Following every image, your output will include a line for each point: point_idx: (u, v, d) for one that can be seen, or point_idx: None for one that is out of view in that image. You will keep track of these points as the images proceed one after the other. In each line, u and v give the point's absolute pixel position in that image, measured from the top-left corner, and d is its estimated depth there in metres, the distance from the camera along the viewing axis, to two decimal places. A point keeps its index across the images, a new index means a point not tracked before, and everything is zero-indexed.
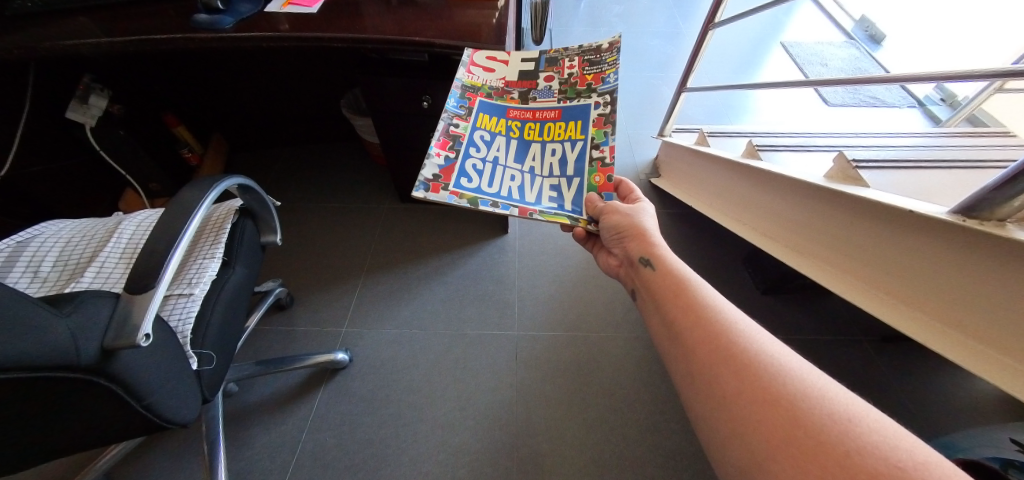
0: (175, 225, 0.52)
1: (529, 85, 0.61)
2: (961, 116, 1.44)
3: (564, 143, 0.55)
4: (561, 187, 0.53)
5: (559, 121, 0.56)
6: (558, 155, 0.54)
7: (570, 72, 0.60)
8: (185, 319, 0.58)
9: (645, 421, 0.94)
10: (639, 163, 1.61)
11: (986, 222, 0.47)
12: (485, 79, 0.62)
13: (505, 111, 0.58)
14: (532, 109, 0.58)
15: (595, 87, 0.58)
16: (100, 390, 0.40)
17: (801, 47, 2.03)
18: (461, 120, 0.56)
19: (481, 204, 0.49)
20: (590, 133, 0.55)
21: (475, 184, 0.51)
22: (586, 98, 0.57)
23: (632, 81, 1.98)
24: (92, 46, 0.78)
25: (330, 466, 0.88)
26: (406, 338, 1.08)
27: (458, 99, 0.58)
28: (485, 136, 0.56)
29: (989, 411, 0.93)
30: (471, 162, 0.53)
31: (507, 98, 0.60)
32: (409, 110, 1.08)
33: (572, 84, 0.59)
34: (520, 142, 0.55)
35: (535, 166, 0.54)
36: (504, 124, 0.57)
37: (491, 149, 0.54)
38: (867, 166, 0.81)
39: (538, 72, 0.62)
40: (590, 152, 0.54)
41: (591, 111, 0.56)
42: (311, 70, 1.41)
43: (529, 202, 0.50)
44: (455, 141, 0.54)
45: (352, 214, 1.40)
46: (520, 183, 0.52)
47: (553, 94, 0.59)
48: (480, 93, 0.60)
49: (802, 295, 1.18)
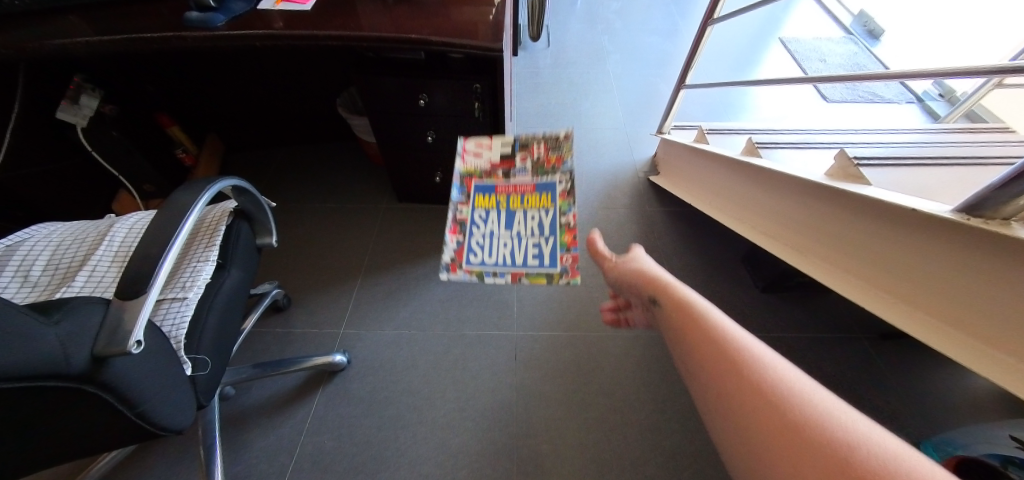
0: (168, 229, 0.50)
1: (508, 164, 0.59)
2: (960, 113, 1.44)
3: (540, 211, 0.54)
4: (542, 245, 0.52)
5: (533, 194, 0.55)
6: (538, 225, 0.53)
7: (533, 149, 0.59)
8: (179, 324, 0.56)
9: (646, 421, 0.94)
10: (638, 161, 1.60)
11: (990, 220, 0.46)
12: (474, 161, 0.60)
13: (493, 188, 0.57)
14: (513, 185, 0.57)
15: (555, 166, 0.58)
16: (91, 399, 0.38)
17: (800, 43, 2.02)
18: (462, 205, 0.56)
19: (487, 277, 0.50)
20: (556, 204, 0.55)
21: (481, 257, 0.52)
22: (552, 175, 0.57)
23: (631, 79, 1.97)
24: (81, 45, 0.76)
25: (329, 469, 0.87)
26: (406, 338, 1.07)
27: (457, 188, 0.58)
28: (481, 214, 0.55)
29: (987, 407, 0.94)
30: (476, 238, 0.54)
31: (494, 180, 0.58)
32: (406, 109, 1.06)
33: (542, 165, 0.58)
34: (507, 211, 0.55)
35: (521, 231, 0.53)
36: (494, 198, 0.56)
37: (487, 224, 0.54)
38: (868, 164, 0.80)
39: (513, 150, 0.60)
40: (558, 221, 0.53)
41: (557, 185, 0.56)
42: (308, 69, 1.40)
43: (519, 264, 0.50)
44: (460, 224, 0.55)
45: (350, 214, 1.39)
46: (510, 248, 0.52)
47: (528, 173, 0.58)
48: (469, 177, 0.59)
49: (800, 292, 1.18)
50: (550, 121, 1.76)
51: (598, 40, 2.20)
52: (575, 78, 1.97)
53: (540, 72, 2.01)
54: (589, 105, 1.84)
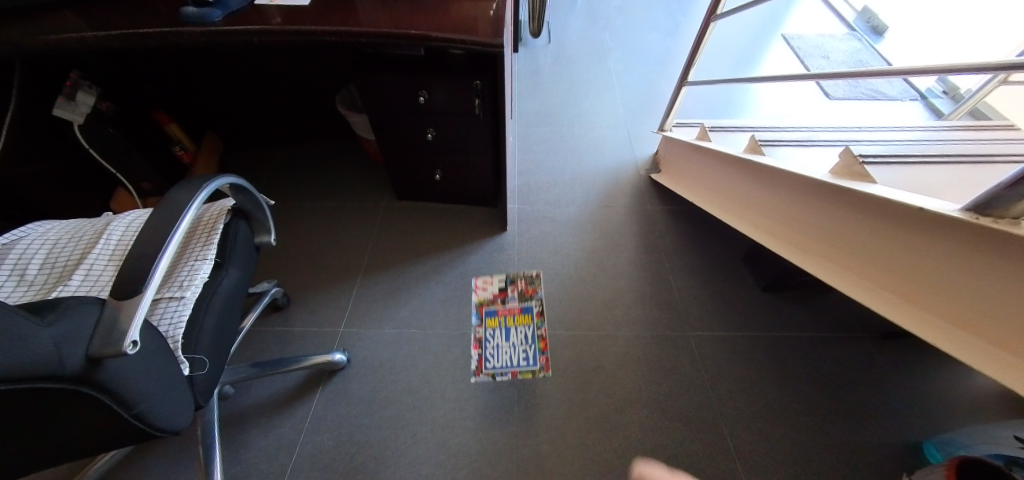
0: (163, 228, 0.50)
1: (504, 295, 1.17)
2: (964, 110, 1.43)
3: (526, 329, 1.10)
4: (529, 349, 1.06)
5: (522, 315, 1.12)
6: (526, 336, 1.08)
7: (520, 285, 1.19)
8: (176, 324, 0.56)
9: (646, 420, 0.93)
10: (638, 159, 1.60)
11: (1000, 219, 0.45)
12: (485, 293, 1.17)
13: (496, 313, 1.13)
14: (509, 309, 1.14)
15: (532, 295, 1.17)
16: (86, 401, 0.38)
17: (802, 40, 2.01)
18: (478, 326, 1.10)
19: (499, 375, 1.00)
20: (535, 321, 1.11)
21: (494, 363, 1.02)
22: (530, 300, 1.16)
23: (632, 75, 1.96)
24: (75, 40, 0.75)
25: (328, 469, 0.86)
26: (406, 337, 1.07)
27: (476, 315, 1.12)
28: (491, 333, 1.09)
29: (988, 407, 0.94)
30: (490, 350, 1.05)
31: (498, 306, 1.14)
32: (406, 106, 1.06)
33: (525, 292, 1.18)
34: (507, 329, 1.10)
35: (516, 341, 1.07)
36: (498, 322, 1.11)
37: (495, 339, 1.07)
38: (873, 162, 0.79)
39: (508, 285, 1.19)
40: (535, 334, 1.09)
41: (534, 308, 1.14)
42: (307, 66, 1.39)
43: (517, 365, 1.02)
44: (480, 342, 1.06)
45: (349, 213, 1.38)
46: (512, 354, 1.04)
47: (516, 299, 1.16)
48: (482, 305, 1.14)
49: (802, 291, 1.17)
50: (551, 119, 1.75)
51: (599, 37, 2.19)
52: (575, 76, 1.96)
53: (540, 69, 2.00)
54: (589, 102, 1.83)
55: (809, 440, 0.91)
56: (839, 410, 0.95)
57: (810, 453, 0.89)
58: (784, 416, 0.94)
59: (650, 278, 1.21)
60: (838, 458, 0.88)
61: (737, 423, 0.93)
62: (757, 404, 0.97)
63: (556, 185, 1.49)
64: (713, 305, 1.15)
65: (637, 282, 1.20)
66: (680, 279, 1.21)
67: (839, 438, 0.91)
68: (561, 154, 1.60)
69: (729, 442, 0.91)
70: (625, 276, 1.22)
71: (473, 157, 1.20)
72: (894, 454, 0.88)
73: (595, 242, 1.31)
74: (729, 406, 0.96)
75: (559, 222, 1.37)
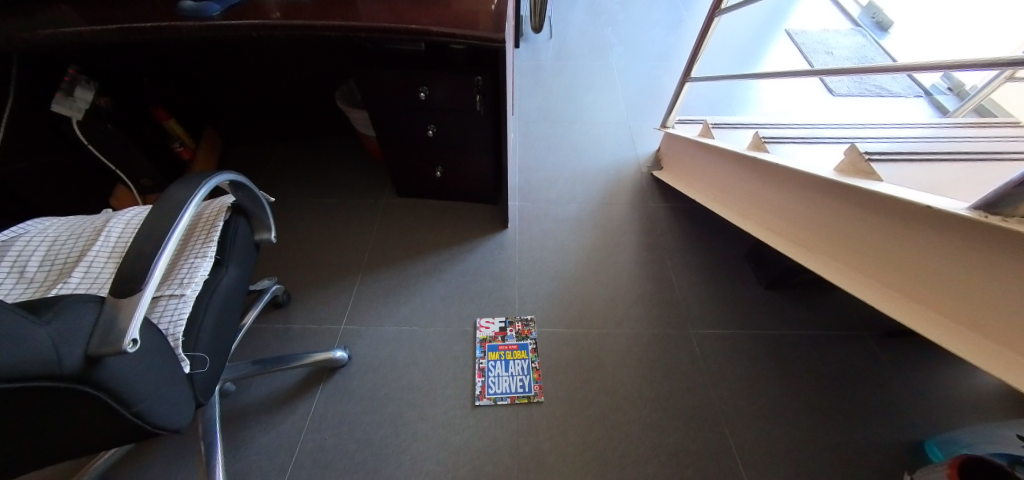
0: (162, 225, 0.49)
1: (502, 330, 1.08)
2: (969, 107, 1.42)
3: (521, 361, 1.02)
4: (524, 381, 0.99)
5: (518, 349, 1.04)
6: (522, 368, 1.01)
7: (518, 324, 1.10)
8: (176, 321, 0.55)
9: (647, 419, 0.93)
10: (640, 156, 1.59)
11: (1008, 218, 0.44)
12: (486, 332, 1.08)
13: (495, 346, 1.05)
14: (506, 343, 1.05)
15: (530, 334, 1.08)
16: (85, 400, 0.38)
17: (806, 35, 1.99)
18: (478, 357, 1.03)
19: (499, 400, 0.95)
20: (530, 355, 1.04)
21: (494, 389, 0.97)
22: (527, 337, 1.07)
23: (634, 71, 1.95)
24: (72, 34, 0.74)
25: (329, 466, 0.86)
26: (406, 335, 1.07)
27: (477, 349, 1.04)
28: (490, 364, 1.01)
29: (990, 405, 0.94)
30: (491, 377, 0.99)
31: (498, 342, 1.06)
32: (406, 102, 1.05)
33: (523, 326, 1.09)
34: (504, 361, 1.02)
35: (513, 372, 1.00)
36: (496, 355, 1.03)
37: (494, 370, 1.00)
38: (878, 159, 0.78)
39: (507, 316, 1.11)
40: (531, 366, 1.02)
41: (529, 343, 1.06)
42: (306, 61, 1.38)
43: (512, 392, 0.97)
44: (483, 370, 1.00)
45: (350, 210, 1.38)
46: (508, 384, 0.98)
47: (514, 333, 1.07)
48: (484, 340, 1.06)
49: (804, 289, 1.17)
50: (552, 115, 1.74)
51: (601, 33, 2.17)
52: (577, 72, 1.94)
53: (542, 65, 1.98)
54: (591, 99, 1.81)
55: (810, 439, 0.91)
56: (840, 408, 0.95)
57: (811, 452, 0.89)
58: (785, 415, 0.94)
59: (652, 276, 1.21)
60: (838, 456, 0.88)
61: (738, 421, 0.93)
62: (758, 402, 0.97)
63: (558, 182, 1.48)
64: (714, 303, 1.15)
65: (638, 280, 1.20)
66: (682, 277, 1.21)
67: (840, 436, 0.91)
68: (562, 151, 1.60)
69: (730, 440, 0.91)
70: (627, 274, 1.21)
71: (474, 153, 1.19)
72: (895, 453, 0.88)
73: (596, 240, 1.30)
74: (730, 404, 0.96)
75: (561, 219, 1.36)
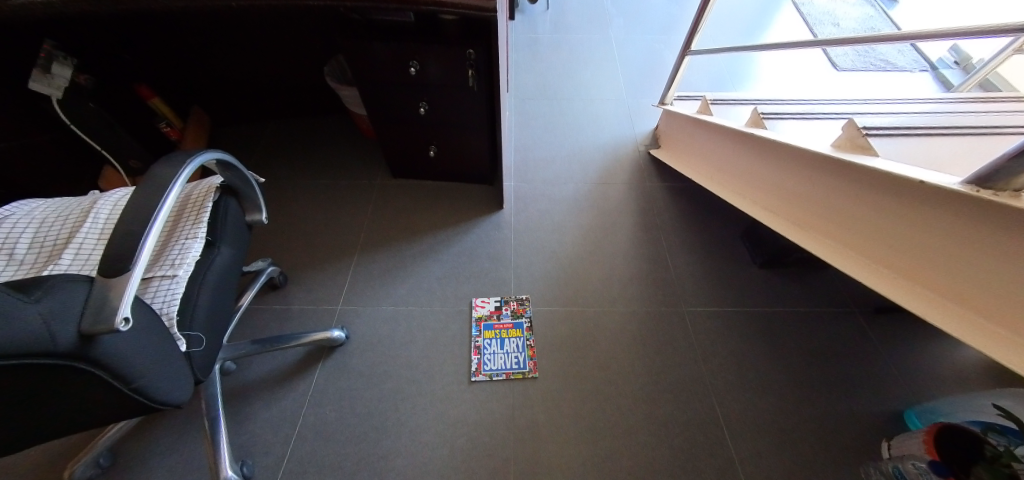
0: (148, 204, 0.48)
1: (499, 310, 1.09)
2: (974, 82, 1.38)
3: (518, 338, 1.04)
4: (520, 357, 1.01)
5: (513, 329, 1.06)
6: (518, 346, 1.03)
7: (513, 302, 1.11)
8: (170, 301, 0.56)
9: (641, 392, 0.96)
10: (639, 134, 1.56)
11: (999, 192, 0.43)
12: (482, 310, 1.09)
13: (492, 325, 1.06)
14: (502, 323, 1.07)
15: (525, 313, 1.09)
16: (83, 376, 0.38)
17: (813, 6, 1.92)
18: (476, 336, 1.04)
19: (495, 376, 0.98)
20: (525, 333, 1.05)
21: (491, 366, 0.99)
22: (522, 317, 1.08)
23: (633, 45, 1.89)
24: (41, 4, 0.70)
25: (332, 439, 0.89)
26: (403, 315, 1.08)
27: (473, 328, 1.06)
28: (488, 342, 1.03)
29: (970, 377, 0.97)
30: (489, 354, 1.01)
31: (494, 320, 1.07)
32: (396, 77, 1.01)
33: (518, 307, 1.10)
34: (500, 339, 1.04)
35: (509, 349, 1.02)
36: (493, 332, 1.05)
37: (492, 348, 1.02)
38: (877, 134, 0.77)
39: (503, 297, 1.12)
40: (525, 343, 1.04)
41: (524, 322, 1.07)
42: (293, 33, 1.33)
43: (508, 368, 0.99)
44: (479, 347, 1.02)
45: (343, 190, 1.36)
46: (503, 360, 1.00)
47: (510, 314, 1.09)
48: (480, 320, 1.07)
49: (797, 268, 1.18)
50: (548, 91, 1.69)
51: (600, 4, 2.09)
52: (575, 45, 1.88)
53: (539, 38, 1.91)
54: (589, 74, 1.76)
55: (796, 409, 0.94)
56: (827, 381, 0.98)
57: (796, 422, 0.92)
58: (772, 387, 0.97)
59: (648, 255, 1.21)
60: (823, 426, 0.92)
61: (727, 394, 0.96)
62: (747, 375, 0.99)
63: (554, 162, 1.46)
64: (709, 281, 1.16)
65: (634, 259, 1.20)
66: (676, 255, 1.22)
67: (825, 407, 0.94)
68: (559, 128, 1.57)
69: (718, 410, 0.94)
70: (622, 254, 1.21)
71: (468, 132, 1.17)
72: (879, 422, 0.92)
73: (593, 220, 1.30)
74: (720, 377, 0.99)
75: (558, 199, 1.35)
